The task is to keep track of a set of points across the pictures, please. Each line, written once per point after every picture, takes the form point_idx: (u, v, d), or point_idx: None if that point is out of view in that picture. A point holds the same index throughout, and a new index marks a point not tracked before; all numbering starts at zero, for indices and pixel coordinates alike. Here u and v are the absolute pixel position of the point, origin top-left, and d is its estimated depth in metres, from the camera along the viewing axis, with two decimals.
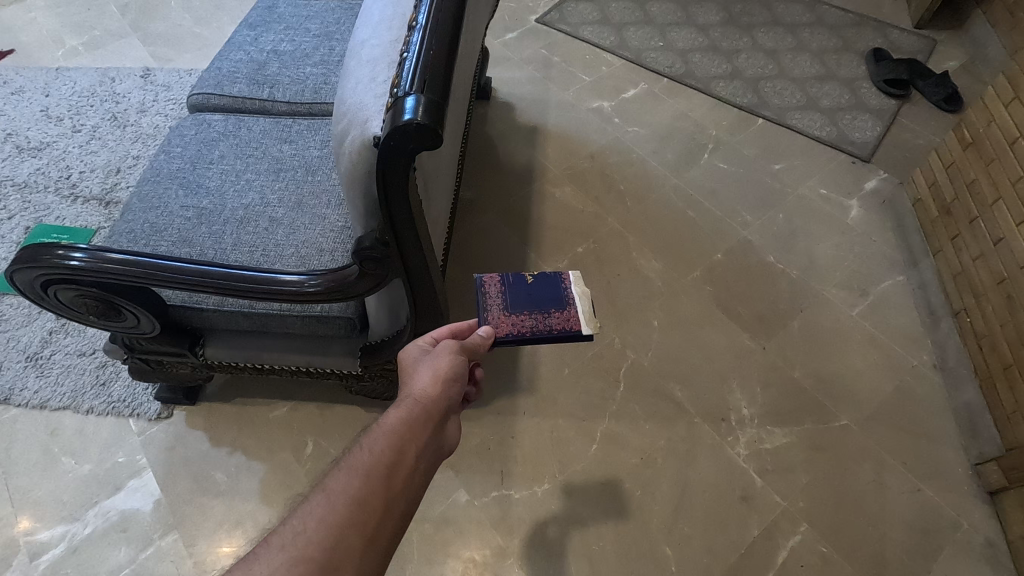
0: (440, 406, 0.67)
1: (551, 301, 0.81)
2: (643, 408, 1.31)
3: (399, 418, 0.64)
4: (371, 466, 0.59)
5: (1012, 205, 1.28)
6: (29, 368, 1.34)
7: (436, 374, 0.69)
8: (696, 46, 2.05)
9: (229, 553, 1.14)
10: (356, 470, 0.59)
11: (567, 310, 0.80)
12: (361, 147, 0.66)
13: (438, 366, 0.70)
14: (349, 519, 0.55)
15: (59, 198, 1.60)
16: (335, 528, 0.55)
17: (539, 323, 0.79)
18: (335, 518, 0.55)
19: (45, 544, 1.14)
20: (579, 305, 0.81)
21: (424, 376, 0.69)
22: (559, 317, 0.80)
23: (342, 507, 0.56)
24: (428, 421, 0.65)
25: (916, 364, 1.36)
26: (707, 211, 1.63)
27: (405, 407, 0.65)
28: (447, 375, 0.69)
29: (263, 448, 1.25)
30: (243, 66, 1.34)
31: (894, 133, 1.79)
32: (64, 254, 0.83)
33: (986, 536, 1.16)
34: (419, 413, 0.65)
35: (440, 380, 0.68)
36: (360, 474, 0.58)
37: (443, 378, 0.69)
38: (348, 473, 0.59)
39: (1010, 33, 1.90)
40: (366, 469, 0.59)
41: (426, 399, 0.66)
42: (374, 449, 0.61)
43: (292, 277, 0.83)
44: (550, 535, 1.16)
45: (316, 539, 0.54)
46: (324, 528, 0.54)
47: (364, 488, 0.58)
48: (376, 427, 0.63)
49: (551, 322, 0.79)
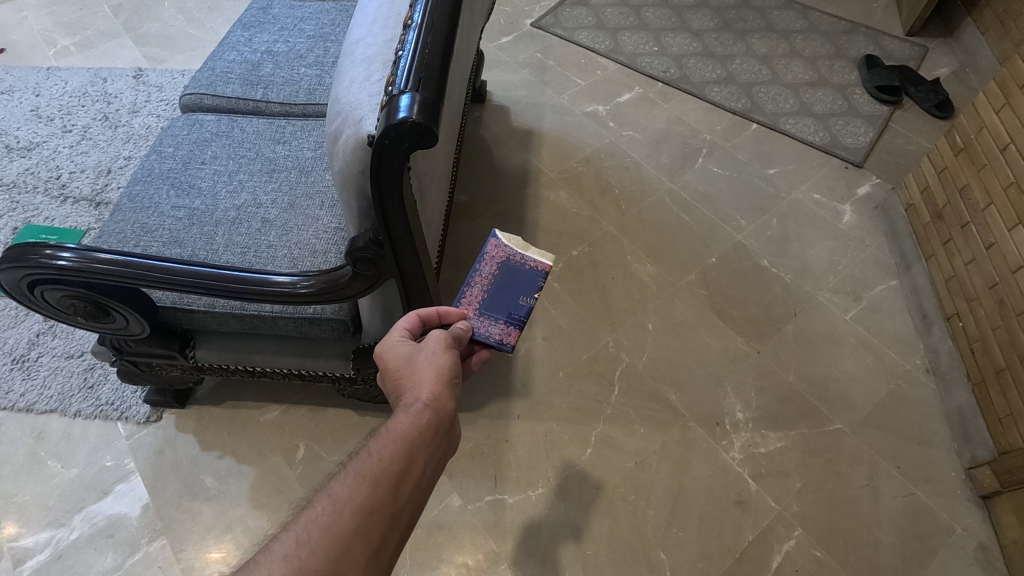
0: (446, 410, 0.66)
1: (506, 266, 0.82)
2: (638, 412, 1.30)
3: (407, 424, 0.62)
4: (378, 474, 0.58)
5: (1004, 210, 1.29)
6: (15, 371, 1.32)
7: (440, 375, 0.67)
8: (690, 51, 2.06)
9: (219, 559, 1.12)
10: (363, 477, 0.58)
11: (506, 250, 0.82)
12: (355, 146, 0.66)
13: (442, 366, 0.68)
14: (356, 529, 0.55)
15: (49, 198, 1.58)
16: (341, 539, 0.54)
17: (483, 279, 0.81)
18: (341, 528, 0.54)
19: (30, 550, 1.12)
20: (509, 242, 0.83)
21: (429, 375, 0.67)
22: (495, 259, 0.82)
23: (348, 516, 0.55)
24: (436, 425, 0.64)
25: (909, 369, 1.37)
26: (701, 215, 1.63)
27: (412, 411, 0.63)
28: (450, 377, 0.68)
29: (253, 451, 1.24)
30: (236, 66, 1.33)
31: (885, 138, 1.80)
32: (52, 254, 0.81)
33: (980, 540, 1.16)
34: (430, 420, 0.63)
35: (445, 385, 0.67)
36: (367, 482, 0.57)
37: (447, 381, 0.67)
38: (354, 479, 0.58)
39: (1000, 41, 1.92)
40: (373, 477, 0.58)
41: (432, 400, 0.65)
42: (383, 456, 0.59)
43: (284, 278, 0.82)
44: (544, 541, 1.15)
45: (321, 549, 0.53)
46: (329, 538, 0.53)
47: (371, 497, 0.57)
48: (384, 432, 0.61)
49: (494, 270, 0.81)
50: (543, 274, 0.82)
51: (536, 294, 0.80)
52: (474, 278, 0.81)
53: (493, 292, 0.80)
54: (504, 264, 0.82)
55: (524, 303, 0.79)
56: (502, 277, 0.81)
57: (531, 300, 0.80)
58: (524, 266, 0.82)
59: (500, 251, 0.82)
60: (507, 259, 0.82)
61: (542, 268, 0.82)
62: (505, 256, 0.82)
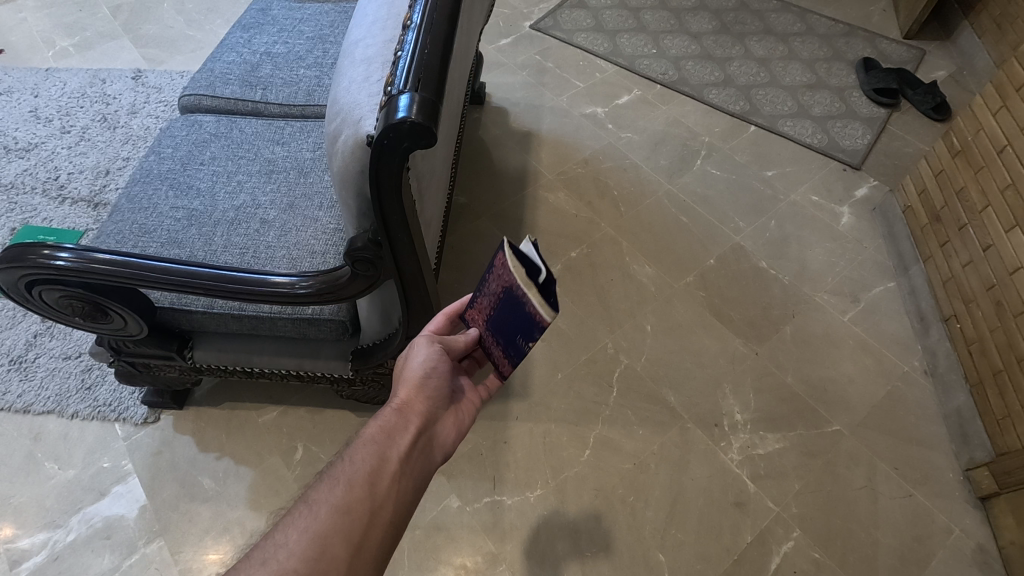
0: (419, 410, 0.69)
1: (513, 294, 0.65)
2: (637, 413, 1.31)
3: (378, 426, 0.66)
4: (352, 475, 0.61)
5: (1001, 212, 1.29)
6: (12, 372, 1.32)
7: (414, 380, 0.71)
8: (689, 54, 2.06)
9: (217, 561, 1.12)
10: (339, 479, 0.61)
11: (512, 279, 0.63)
12: (354, 146, 0.66)
13: (414, 371, 0.72)
14: (334, 528, 0.58)
15: (47, 199, 1.58)
16: (319, 539, 0.56)
17: (489, 295, 0.70)
18: (319, 527, 0.57)
19: (26, 552, 1.11)
20: (513, 268, 0.62)
21: (401, 383, 0.72)
22: (502, 279, 0.65)
23: (326, 516, 0.58)
24: (409, 426, 0.67)
25: (907, 370, 1.37)
26: (700, 216, 1.64)
27: (384, 416, 0.68)
28: (423, 379, 0.72)
29: (252, 452, 1.24)
30: (235, 67, 1.33)
31: (883, 140, 1.80)
32: (50, 254, 0.81)
33: (978, 541, 1.16)
34: (400, 420, 0.67)
35: (416, 386, 0.71)
36: (342, 483, 0.61)
37: (419, 383, 0.71)
38: (331, 483, 0.61)
39: (997, 43, 1.92)
40: (348, 477, 0.61)
41: (403, 403, 0.69)
42: (355, 458, 0.63)
43: (282, 278, 0.82)
44: (543, 543, 1.15)
45: (300, 550, 0.55)
46: (307, 538, 0.56)
47: (347, 496, 0.60)
48: (357, 438, 0.65)
49: (499, 292, 0.68)
50: (540, 327, 0.63)
51: (531, 342, 0.66)
52: (484, 286, 0.71)
53: (498, 313, 0.70)
54: (508, 290, 0.65)
55: (519, 344, 0.68)
56: (506, 304, 0.67)
57: (525, 347, 0.67)
58: (524, 305, 0.63)
59: (506, 274, 0.65)
60: (510, 287, 0.64)
61: (540, 321, 0.62)
62: (509, 283, 0.65)
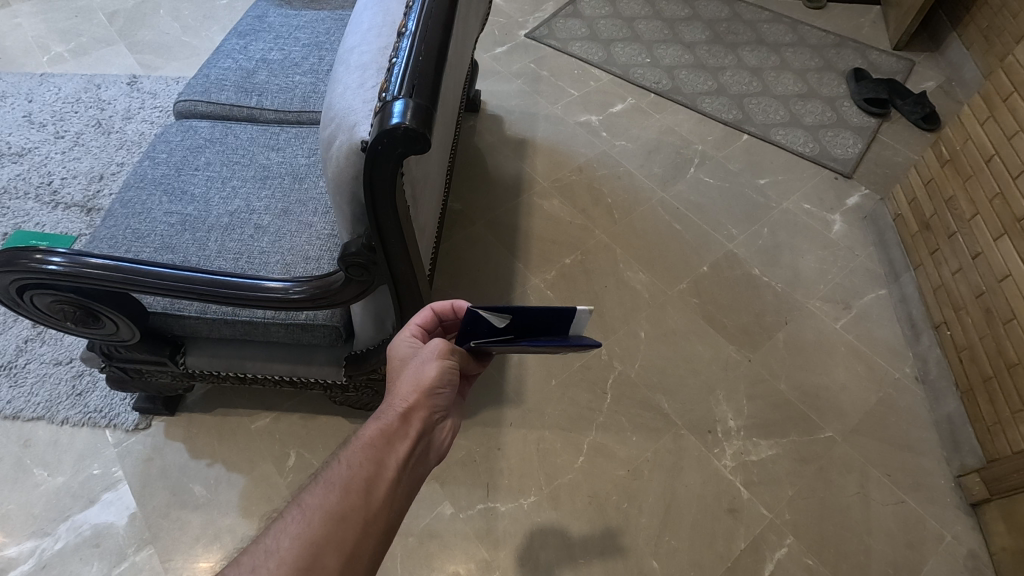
0: (423, 418, 0.67)
1: None
2: (631, 419, 1.31)
3: (377, 430, 0.64)
4: (348, 481, 0.61)
5: (990, 221, 1.30)
6: (3, 377, 1.31)
7: (420, 385, 0.68)
8: (682, 63, 2.08)
9: (207, 569, 1.11)
10: (335, 484, 0.61)
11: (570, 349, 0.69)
12: (349, 152, 0.66)
13: (424, 375, 0.68)
14: (326, 536, 0.57)
15: (40, 205, 1.57)
16: (312, 547, 0.56)
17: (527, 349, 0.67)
18: (310, 535, 0.57)
19: (13, 560, 1.10)
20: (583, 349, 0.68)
21: (408, 386, 0.68)
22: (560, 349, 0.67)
23: (319, 524, 0.58)
24: (409, 434, 0.66)
25: (898, 377, 1.38)
26: (694, 224, 1.65)
27: (386, 420, 0.65)
28: (432, 386, 0.68)
29: (243, 458, 1.23)
30: (231, 73, 1.33)
31: (874, 149, 1.83)
32: (42, 258, 0.81)
33: (969, 548, 1.16)
34: (401, 427, 0.65)
35: (423, 392, 0.68)
36: (338, 489, 0.60)
37: (426, 388, 0.68)
38: (326, 487, 0.60)
39: (985, 54, 1.95)
40: (344, 484, 0.61)
41: (408, 410, 0.66)
42: (352, 463, 0.62)
43: (277, 283, 0.81)
44: (536, 550, 1.15)
45: (289, 558, 0.55)
46: (299, 545, 0.56)
47: (341, 503, 0.59)
48: (356, 439, 0.64)
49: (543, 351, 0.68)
50: None
51: None
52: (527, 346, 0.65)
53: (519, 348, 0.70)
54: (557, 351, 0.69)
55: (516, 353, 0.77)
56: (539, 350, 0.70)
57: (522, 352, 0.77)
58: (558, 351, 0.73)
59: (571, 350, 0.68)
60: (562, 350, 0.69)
61: None
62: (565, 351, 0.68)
